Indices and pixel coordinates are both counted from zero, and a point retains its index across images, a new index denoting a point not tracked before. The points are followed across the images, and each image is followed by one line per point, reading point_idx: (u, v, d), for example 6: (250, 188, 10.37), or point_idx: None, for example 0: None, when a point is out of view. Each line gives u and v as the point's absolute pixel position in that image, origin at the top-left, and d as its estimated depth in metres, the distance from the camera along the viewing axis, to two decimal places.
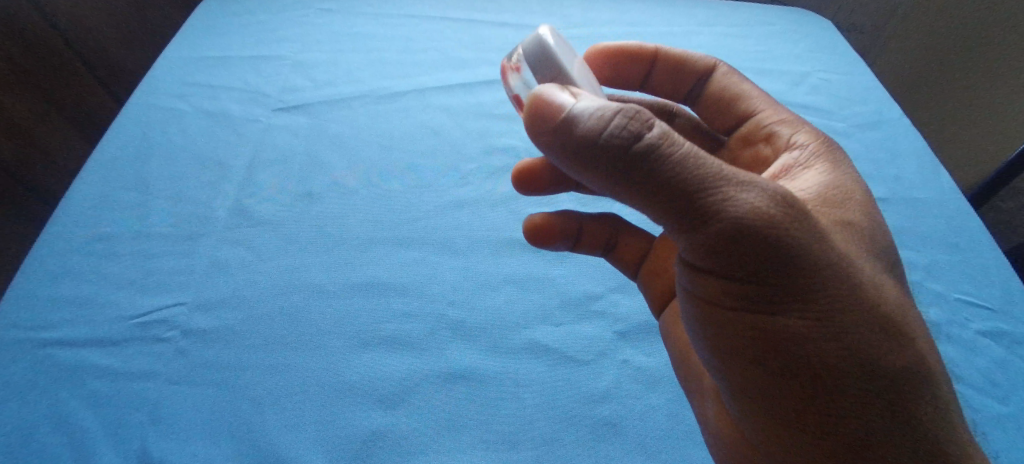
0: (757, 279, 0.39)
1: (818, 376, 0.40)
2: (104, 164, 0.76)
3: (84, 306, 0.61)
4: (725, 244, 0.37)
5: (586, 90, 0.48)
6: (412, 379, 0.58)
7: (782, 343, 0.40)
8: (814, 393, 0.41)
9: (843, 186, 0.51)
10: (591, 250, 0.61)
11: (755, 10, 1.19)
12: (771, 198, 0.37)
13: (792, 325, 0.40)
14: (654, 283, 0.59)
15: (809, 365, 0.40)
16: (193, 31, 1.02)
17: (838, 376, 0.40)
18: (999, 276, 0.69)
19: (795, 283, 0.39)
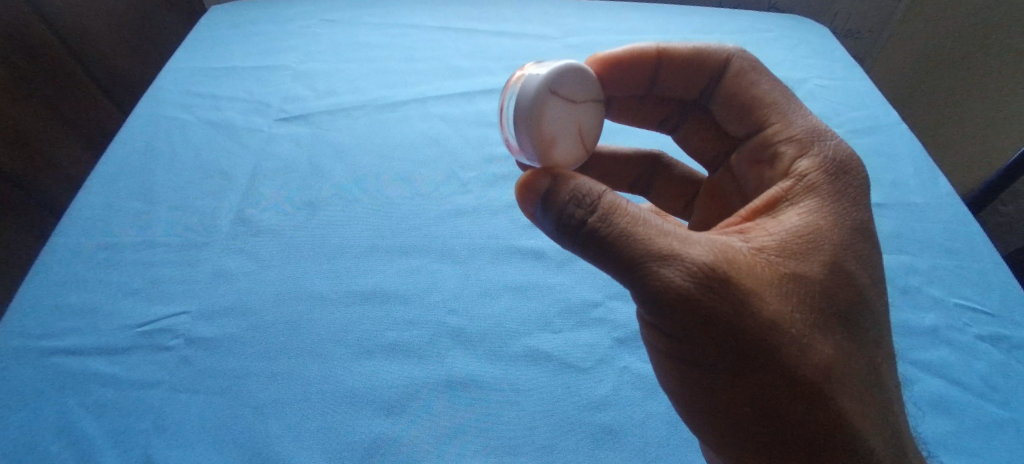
0: (681, 329, 0.44)
1: (736, 418, 0.46)
2: (109, 174, 0.77)
3: (89, 316, 0.62)
4: (648, 304, 0.44)
5: (556, 157, 0.53)
6: (413, 386, 0.58)
7: (706, 385, 0.47)
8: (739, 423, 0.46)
9: (825, 231, 0.47)
10: None
11: (752, 17, 1.20)
12: (684, 274, 0.42)
13: (714, 374, 0.46)
14: None
15: (729, 408, 0.46)
16: (196, 43, 1.03)
17: (749, 416, 0.45)
18: (996, 280, 0.69)
19: (714, 345, 0.44)
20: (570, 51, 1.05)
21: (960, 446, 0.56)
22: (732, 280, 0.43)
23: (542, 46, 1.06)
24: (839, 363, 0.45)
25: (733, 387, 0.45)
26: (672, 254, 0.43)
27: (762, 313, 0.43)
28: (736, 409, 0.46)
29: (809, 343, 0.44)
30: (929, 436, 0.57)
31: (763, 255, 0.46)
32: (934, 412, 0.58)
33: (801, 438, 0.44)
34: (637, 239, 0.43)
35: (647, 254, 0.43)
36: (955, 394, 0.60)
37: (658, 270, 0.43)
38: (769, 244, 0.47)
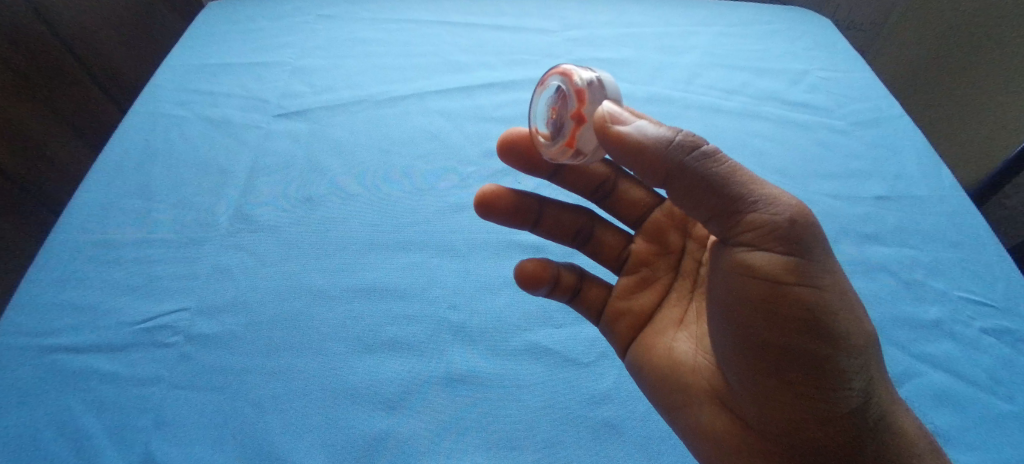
0: (788, 269, 0.41)
1: (838, 386, 0.42)
2: (108, 172, 0.77)
3: (88, 313, 0.62)
4: (777, 235, 0.41)
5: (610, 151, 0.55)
6: (413, 382, 0.58)
7: (801, 347, 0.42)
8: (817, 388, 0.42)
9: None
10: (561, 296, 0.61)
11: (753, 9, 1.19)
12: (804, 205, 0.42)
13: (817, 332, 0.42)
14: (610, 328, 0.59)
15: (813, 374, 0.42)
16: (194, 39, 1.03)
17: (831, 379, 0.42)
18: (1001, 272, 0.69)
19: (827, 289, 0.42)
20: (569, 45, 1.04)
21: (962, 439, 0.56)
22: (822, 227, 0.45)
23: (540, 40, 1.05)
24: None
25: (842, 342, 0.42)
26: (781, 191, 0.43)
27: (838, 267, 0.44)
28: (839, 373, 0.42)
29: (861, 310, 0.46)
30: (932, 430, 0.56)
31: None
32: (937, 406, 0.58)
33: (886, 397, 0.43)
34: (754, 172, 0.44)
35: (765, 185, 0.43)
36: (959, 387, 0.59)
37: (780, 199, 0.42)
38: None
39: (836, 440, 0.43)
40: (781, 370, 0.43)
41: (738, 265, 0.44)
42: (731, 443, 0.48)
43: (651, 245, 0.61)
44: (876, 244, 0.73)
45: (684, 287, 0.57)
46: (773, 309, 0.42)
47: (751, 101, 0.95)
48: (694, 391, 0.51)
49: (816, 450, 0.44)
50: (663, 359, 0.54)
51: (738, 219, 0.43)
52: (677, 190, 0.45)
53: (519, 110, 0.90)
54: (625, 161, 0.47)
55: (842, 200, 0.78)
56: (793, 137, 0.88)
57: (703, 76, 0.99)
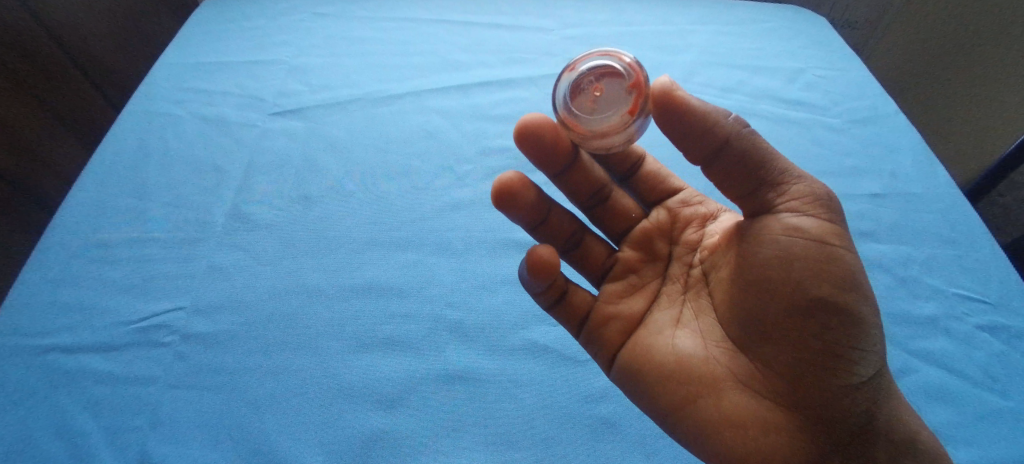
0: (829, 233, 0.46)
1: (869, 341, 0.46)
2: (103, 171, 0.77)
3: (83, 313, 0.61)
4: (821, 202, 0.47)
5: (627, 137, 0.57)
6: (411, 380, 0.58)
7: (843, 308, 0.45)
8: (852, 349, 0.46)
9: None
10: (549, 299, 0.58)
11: (750, 8, 1.20)
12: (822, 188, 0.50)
13: (856, 292, 0.46)
14: (598, 333, 0.57)
15: (849, 335, 0.46)
16: (190, 37, 1.02)
17: (862, 338, 0.46)
18: (995, 269, 0.69)
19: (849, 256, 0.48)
20: (566, 43, 1.04)
21: (958, 435, 0.56)
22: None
23: (537, 38, 1.05)
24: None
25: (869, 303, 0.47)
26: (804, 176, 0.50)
27: None
28: (871, 329, 0.46)
29: None
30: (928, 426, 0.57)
31: None
32: (933, 402, 0.58)
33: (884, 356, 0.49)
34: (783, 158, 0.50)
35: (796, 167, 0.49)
36: (955, 383, 0.60)
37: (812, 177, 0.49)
38: None
39: (863, 399, 0.46)
40: (824, 332, 0.46)
41: (790, 230, 0.47)
42: (760, 422, 0.48)
43: (638, 253, 0.60)
44: (873, 241, 0.73)
45: (674, 290, 0.57)
46: (823, 268, 0.46)
47: (748, 99, 0.95)
48: (715, 379, 0.50)
49: (845, 411, 0.46)
50: (671, 353, 0.52)
51: (785, 188, 0.48)
52: (731, 159, 0.49)
53: (516, 108, 0.90)
54: (684, 129, 0.49)
55: (838, 198, 0.79)
56: (789, 135, 0.88)
57: (700, 74, 0.99)
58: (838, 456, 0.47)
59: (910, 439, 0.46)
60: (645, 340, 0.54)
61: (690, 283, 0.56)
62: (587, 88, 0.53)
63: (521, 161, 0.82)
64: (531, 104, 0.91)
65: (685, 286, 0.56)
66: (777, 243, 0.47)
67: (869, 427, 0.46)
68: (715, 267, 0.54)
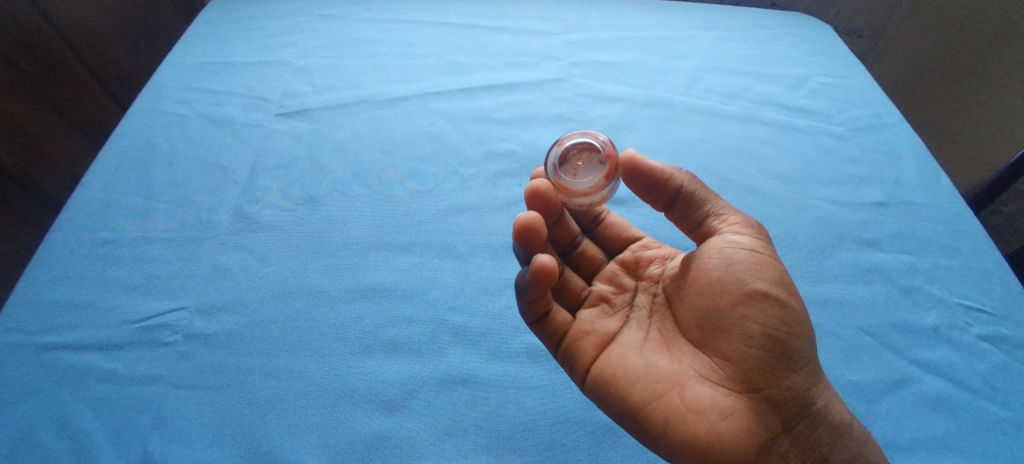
0: (764, 247, 0.54)
1: (807, 333, 0.51)
2: (108, 170, 0.77)
3: (88, 311, 0.62)
4: (754, 227, 0.55)
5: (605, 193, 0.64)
6: (413, 383, 0.58)
7: (781, 304, 0.51)
8: (793, 341, 0.50)
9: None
10: (536, 313, 0.57)
11: (753, 15, 1.20)
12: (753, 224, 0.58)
13: (791, 292, 0.52)
14: (576, 347, 0.57)
15: (791, 328, 0.50)
16: (196, 37, 1.03)
17: (801, 332, 0.51)
18: (998, 279, 0.69)
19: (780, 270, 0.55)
20: (571, 48, 1.04)
21: (959, 445, 0.56)
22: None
23: (542, 42, 1.05)
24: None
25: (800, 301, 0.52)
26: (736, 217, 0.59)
27: None
28: (803, 320, 0.51)
29: None
30: (929, 436, 0.57)
31: None
32: (934, 411, 0.58)
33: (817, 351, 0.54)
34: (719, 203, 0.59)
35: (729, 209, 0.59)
36: (957, 394, 0.60)
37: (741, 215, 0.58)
38: None
39: (807, 387, 0.50)
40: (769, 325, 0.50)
41: (733, 243, 0.54)
42: (720, 409, 0.50)
43: (609, 286, 0.63)
44: (875, 250, 0.73)
45: (641, 315, 0.60)
46: (761, 270, 0.52)
47: (751, 105, 0.95)
48: (678, 374, 0.52)
49: (794, 398, 0.50)
50: (639, 358, 0.54)
51: (724, 217, 0.56)
52: (683, 199, 0.58)
53: (520, 112, 0.90)
54: (647, 182, 0.58)
55: (842, 206, 0.79)
56: (793, 142, 0.89)
57: (704, 81, 1.00)
58: (788, 439, 0.49)
59: (848, 421, 0.50)
60: (616, 350, 0.55)
61: (655, 309, 0.60)
62: (572, 159, 0.60)
63: (524, 166, 0.82)
64: (535, 108, 0.91)
65: (650, 312, 0.60)
66: (723, 254, 0.54)
67: (816, 414, 0.50)
68: (673, 290, 0.59)
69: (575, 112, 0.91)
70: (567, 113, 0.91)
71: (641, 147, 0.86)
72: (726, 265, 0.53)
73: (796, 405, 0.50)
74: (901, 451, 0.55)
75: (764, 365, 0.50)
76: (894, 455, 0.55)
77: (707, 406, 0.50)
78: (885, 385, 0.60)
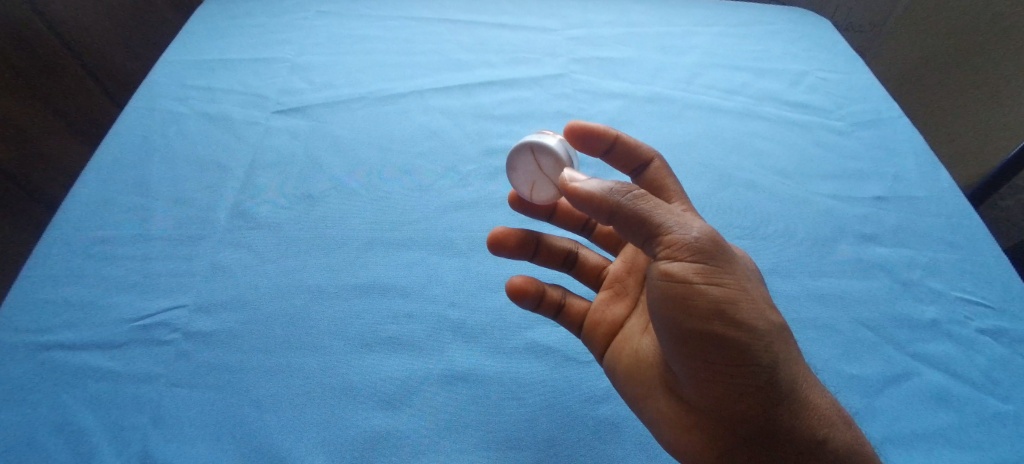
0: (700, 272, 0.47)
1: (755, 358, 0.46)
2: (105, 167, 0.76)
3: (86, 309, 0.61)
4: (690, 249, 0.47)
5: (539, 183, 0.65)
6: (413, 380, 0.58)
7: (718, 334, 0.46)
8: (737, 367, 0.47)
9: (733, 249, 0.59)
10: (548, 312, 0.61)
11: (753, 9, 1.20)
12: (711, 231, 0.49)
13: (733, 318, 0.46)
14: (589, 336, 0.60)
15: (732, 356, 0.47)
16: (193, 34, 1.02)
17: (747, 358, 0.46)
18: (998, 273, 0.69)
19: (741, 285, 0.48)
20: (570, 44, 1.04)
21: (958, 438, 0.56)
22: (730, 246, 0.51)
23: (542, 38, 1.05)
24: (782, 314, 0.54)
25: (750, 328, 0.47)
26: (695, 221, 0.49)
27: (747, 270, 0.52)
28: (747, 348, 0.46)
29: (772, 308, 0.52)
30: (929, 429, 0.57)
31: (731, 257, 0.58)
32: (934, 405, 0.58)
33: (798, 364, 0.48)
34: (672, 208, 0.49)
35: (681, 216, 0.49)
36: (956, 387, 0.60)
37: (690, 226, 0.48)
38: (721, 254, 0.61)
39: (762, 408, 0.47)
40: (706, 354, 0.48)
41: (664, 274, 0.48)
42: (681, 421, 0.51)
43: (624, 264, 0.63)
44: (876, 245, 0.73)
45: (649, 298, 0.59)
46: (690, 303, 0.47)
47: (751, 101, 0.95)
48: (650, 381, 0.54)
49: (749, 417, 0.48)
50: (631, 356, 0.56)
51: (661, 241, 0.48)
52: (619, 223, 0.50)
53: (520, 108, 0.90)
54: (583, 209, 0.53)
55: (841, 200, 0.79)
56: (792, 137, 0.88)
57: (703, 76, 0.99)
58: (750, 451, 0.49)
59: (819, 436, 0.47)
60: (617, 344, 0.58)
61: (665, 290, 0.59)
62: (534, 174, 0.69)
63: None
64: (534, 104, 0.91)
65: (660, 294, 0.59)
66: (656, 284, 0.49)
67: (776, 434, 0.47)
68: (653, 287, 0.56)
69: (574, 108, 0.91)
70: (566, 109, 0.91)
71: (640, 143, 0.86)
72: (660, 295, 0.49)
73: (754, 424, 0.48)
74: (901, 444, 0.55)
75: (713, 387, 0.48)
76: (896, 449, 0.55)
77: (671, 414, 0.52)
78: (885, 379, 0.60)
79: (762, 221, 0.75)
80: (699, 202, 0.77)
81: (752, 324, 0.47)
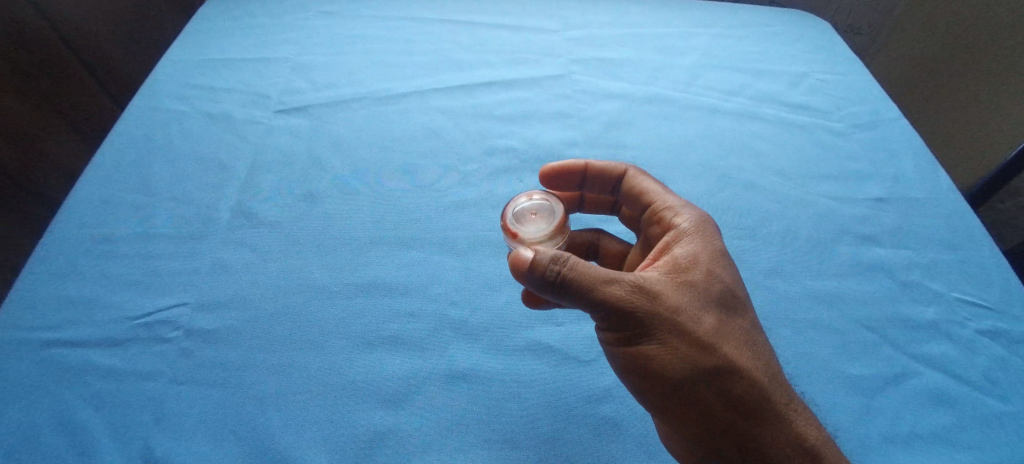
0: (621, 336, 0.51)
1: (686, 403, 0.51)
2: (107, 166, 0.77)
3: (89, 308, 0.61)
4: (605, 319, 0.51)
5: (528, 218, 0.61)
6: (415, 379, 0.58)
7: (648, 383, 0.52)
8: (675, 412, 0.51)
9: (701, 261, 0.55)
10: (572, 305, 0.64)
11: (753, 11, 1.20)
12: (626, 298, 0.50)
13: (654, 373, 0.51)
14: None
15: (665, 402, 0.52)
16: (194, 34, 1.02)
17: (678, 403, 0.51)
18: (996, 274, 0.69)
19: (663, 340, 0.50)
20: (570, 44, 1.04)
21: (957, 438, 0.56)
22: (657, 289, 0.51)
23: (541, 39, 1.05)
24: (739, 340, 0.52)
25: (670, 379, 0.50)
26: (611, 288, 0.50)
27: (688, 311, 0.51)
28: (676, 395, 0.51)
29: (727, 344, 0.51)
30: (928, 429, 0.57)
31: (704, 273, 0.54)
32: (933, 405, 0.59)
33: (735, 403, 0.50)
34: (590, 276, 0.50)
35: (597, 286, 0.50)
36: (955, 388, 0.60)
37: (603, 297, 0.50)
38: (704, 257, 0.55)
39: (710, 445, 0.51)
40: (647, 399, 0.53)
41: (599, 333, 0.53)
42: None
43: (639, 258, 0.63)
44: (874, 246, 0.73)
45: None
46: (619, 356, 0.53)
47: (750, 102, 0.95)
48: None
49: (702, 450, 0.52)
50: None
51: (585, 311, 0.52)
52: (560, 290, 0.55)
53: (521, 109, 0.91)
54: None
55: (841, 201, 0.79)
56: (792, 138, 0.89)
57: (703, 77, 1.00)
58: None
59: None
60: None
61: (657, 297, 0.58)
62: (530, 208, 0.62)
63: (524, 162, 0.82)
64: (534, 105, 0.91)
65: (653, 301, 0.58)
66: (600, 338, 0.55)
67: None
68: None
69: (574, 108, 0.91)
70: (566, 109, 0.91)
71: (641, 144, 0.86)
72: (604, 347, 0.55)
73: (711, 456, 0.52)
74: (899, 443, 0.56)
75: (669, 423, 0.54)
76: (894, 449, 0.55)
77: None
78: (883, 380, 0.60)
79: (762, 221, 0.75)
80: (700, 203, 0.78)
81: (675, 376, 0.50)
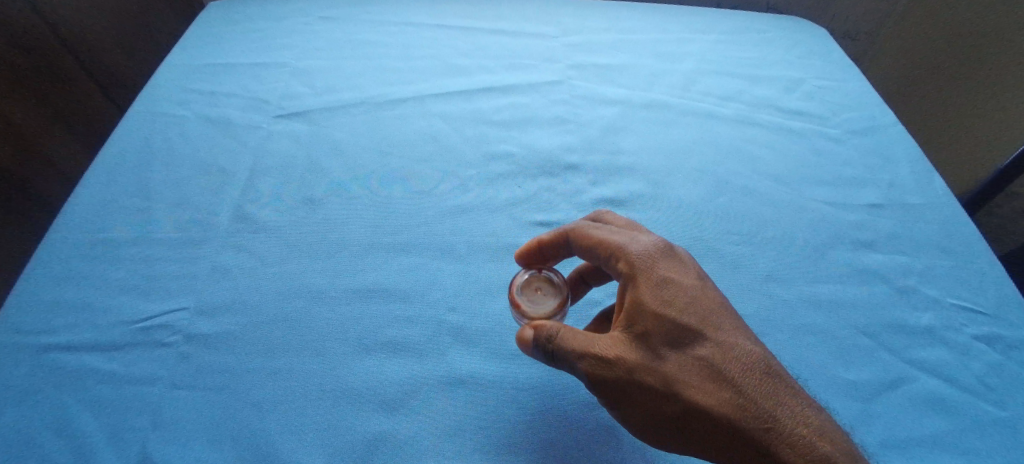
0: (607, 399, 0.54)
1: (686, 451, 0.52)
2: (107, 170, 0.77)
3: (88, 312, 0.62)
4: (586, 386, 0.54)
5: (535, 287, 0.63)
6: (413, 384, 0.58)
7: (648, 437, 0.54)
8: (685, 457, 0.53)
9: (648, 303, 0.55)
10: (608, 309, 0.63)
11: (750, 17, 1.21)
12: (587, 369, 0.53)
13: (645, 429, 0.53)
14: None
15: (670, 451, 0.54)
16: (195, 39, 1.03)
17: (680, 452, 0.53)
18: (991, 280, 0.70)
19: (636, 401, 0.53)
20: (568, 50, 1.05)
21: (953, 444, 0.57)
22: (614, 353, 0.53)
23: (540, 45, 1.06)
24: (706, 378, 0.52)
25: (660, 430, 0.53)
26: (574, 362, 0.53)
27: (645, 366, 0.53)
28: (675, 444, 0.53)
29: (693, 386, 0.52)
30: (924, 434, 0.57)
31: (654, 317, 0.54)
32: (929, 411, 0.59)
33: (724, 441, 0.51)
34: (554, 354, 0.54)
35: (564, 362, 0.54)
36: (951, 393, 0.60)
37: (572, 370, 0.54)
38: (651, 297, 0.55)
39: None
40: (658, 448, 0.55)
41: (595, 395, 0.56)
42: None
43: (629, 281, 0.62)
44: (870, 251, 0.73)
45: None
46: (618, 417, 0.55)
47: (747, 108, 0.96)
48: None
49: None
50: None
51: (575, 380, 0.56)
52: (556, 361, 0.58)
53: (519, 114, 0.91)
54: None
55: (837, 207, 0.79)
56: (789, 144, 0.89)
57: (700, 83, 1.00)
58: None
59: None
60: None
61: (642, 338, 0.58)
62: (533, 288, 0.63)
63: (522, 167, 0.83)
64: (533, 110, 0.92)
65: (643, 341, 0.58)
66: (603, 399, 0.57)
67: None
68: None
69: (572, 113, 0.92)
70: (565, 114, 0.91)
71: (638, 149, 0.86)
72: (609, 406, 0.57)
73: None
74: (895, 449, 0.56)
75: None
76: (890, 454, 0.56)
77: None
78: (879, 385, 0.61)
79: (758, 227, 0.76)
80: (697, 209, 0.78)
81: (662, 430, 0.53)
